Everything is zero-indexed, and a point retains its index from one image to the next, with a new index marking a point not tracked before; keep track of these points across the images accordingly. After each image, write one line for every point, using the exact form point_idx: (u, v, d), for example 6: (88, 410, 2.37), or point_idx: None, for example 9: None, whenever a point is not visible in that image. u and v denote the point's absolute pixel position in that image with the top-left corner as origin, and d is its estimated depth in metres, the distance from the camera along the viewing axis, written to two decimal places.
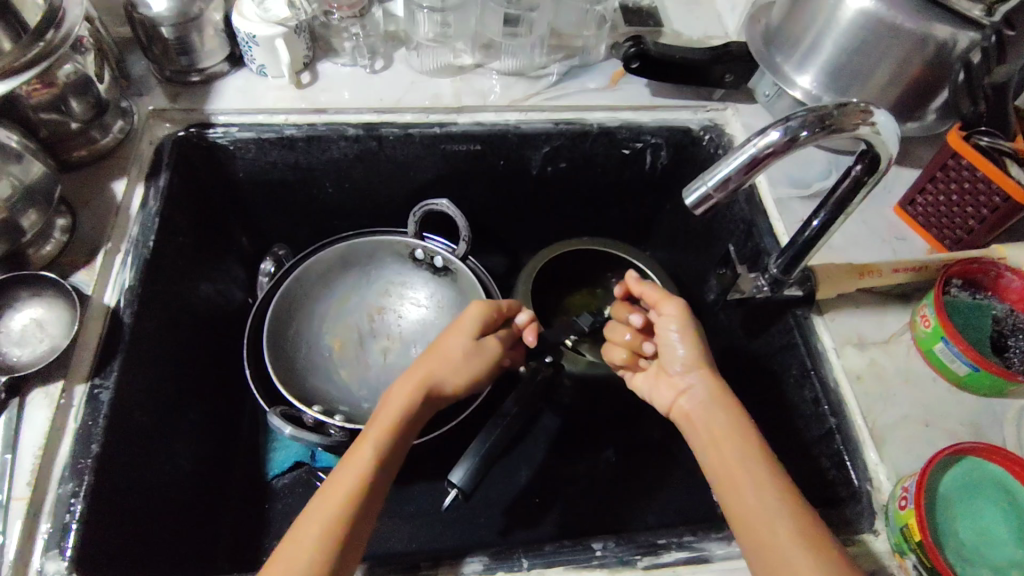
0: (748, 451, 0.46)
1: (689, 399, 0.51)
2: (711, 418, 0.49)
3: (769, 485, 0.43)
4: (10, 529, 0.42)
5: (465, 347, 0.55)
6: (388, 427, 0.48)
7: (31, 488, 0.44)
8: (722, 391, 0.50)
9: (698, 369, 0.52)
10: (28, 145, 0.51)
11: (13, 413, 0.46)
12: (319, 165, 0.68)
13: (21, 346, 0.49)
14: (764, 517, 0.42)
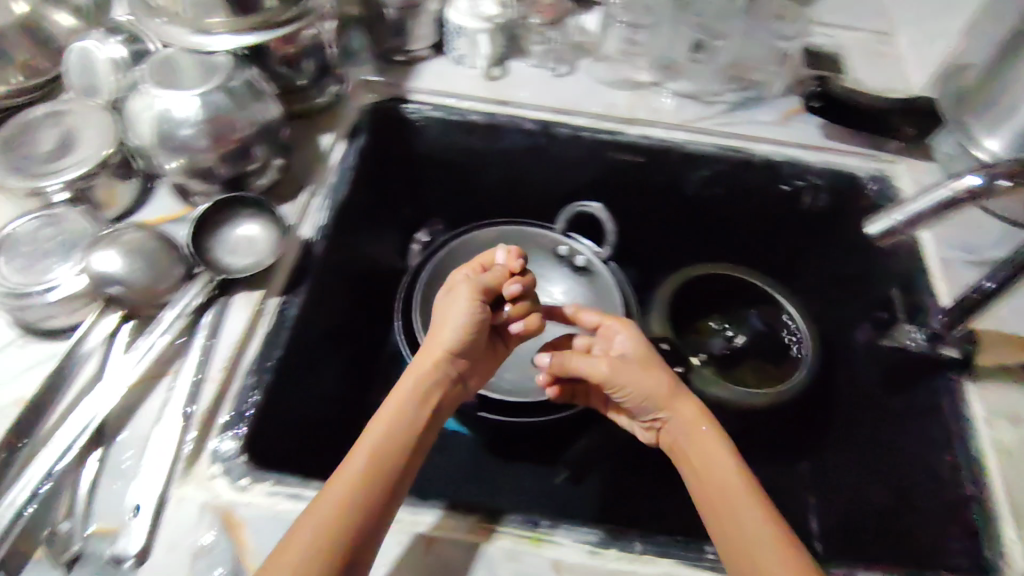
0: (728, 478, 0.47)
1: (675, 432, 0.52)
2: (691, 446, 0.51)
3: (748, 510, 0.45)
4: (203, 401, 0.49)
5: (450, 320, 0.56)
6: (385, 429, 0.49)
7: (223, 374, 0.51)
8: (698, 415, 0.52)
9: (675, 398, 0.53)
10: (269, 89, 0.59)
11: (218, 310, 0.54)
12: (491, 152, 0.73)
13: (232, 254, 0.56)
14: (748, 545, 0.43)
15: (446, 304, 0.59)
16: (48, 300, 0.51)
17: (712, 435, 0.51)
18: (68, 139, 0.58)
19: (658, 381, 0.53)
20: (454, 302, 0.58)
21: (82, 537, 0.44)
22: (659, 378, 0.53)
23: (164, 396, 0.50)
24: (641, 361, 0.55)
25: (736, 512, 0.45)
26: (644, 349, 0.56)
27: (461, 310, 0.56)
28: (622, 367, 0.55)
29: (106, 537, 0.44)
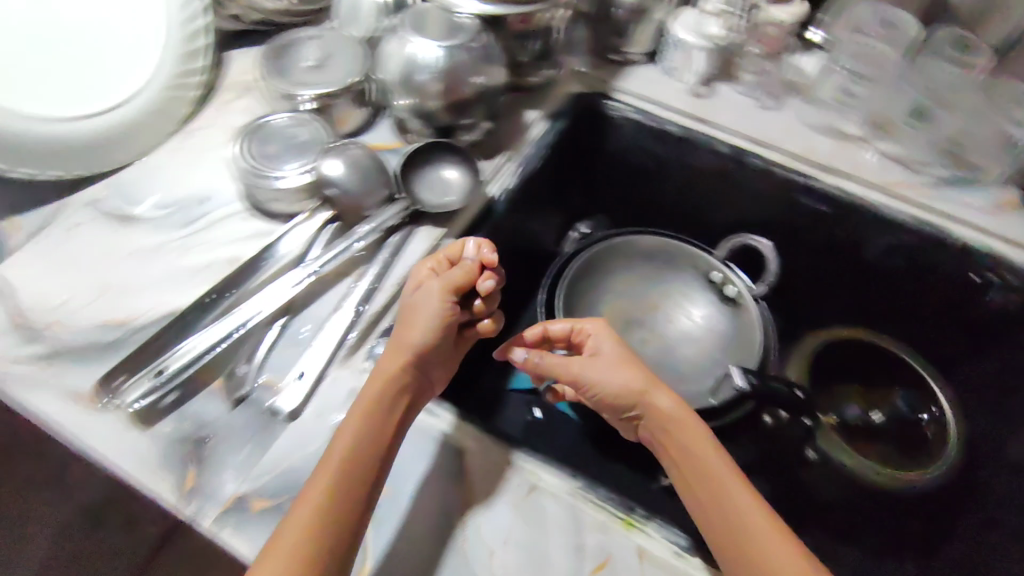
0: (706, 467, 0.48)
1: (652, 421, 0.51)
2: (671, 437, 0.50)
3: (727, 499, 0.46)
4: (373, 304, 0.56)
5: (417, 322, 0.51)
6: (347, 436, 0.45)
7: (394, 289, 0.57)
8: (676, 405, 0.51)
9: (651, 389, 0.52)
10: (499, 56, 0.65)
11: (403, 235, 0.61)
12: (677, 166, 0.75)
13: (427, 192, 0.63)
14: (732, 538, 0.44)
15: (412, 297, 0.53)
16: (271, 186, 0.59)
17: (692, 426, 0.50)
18: (326, 61, 0.66)
19: (636, 376, 0.53)
20: (423, 298, 0.52)
21: (254, 382, 0.51)
22: (637, 379, 0.52)
23: (345, 291, 0.57)
24: (616, 358, 0.54)
25: (719, 504, 0.46)
26: (621, 350, 0.55)
27: (432, 311, 0.51)
28: (594, 366, 0.54)
29: (270, 390, 0.51)
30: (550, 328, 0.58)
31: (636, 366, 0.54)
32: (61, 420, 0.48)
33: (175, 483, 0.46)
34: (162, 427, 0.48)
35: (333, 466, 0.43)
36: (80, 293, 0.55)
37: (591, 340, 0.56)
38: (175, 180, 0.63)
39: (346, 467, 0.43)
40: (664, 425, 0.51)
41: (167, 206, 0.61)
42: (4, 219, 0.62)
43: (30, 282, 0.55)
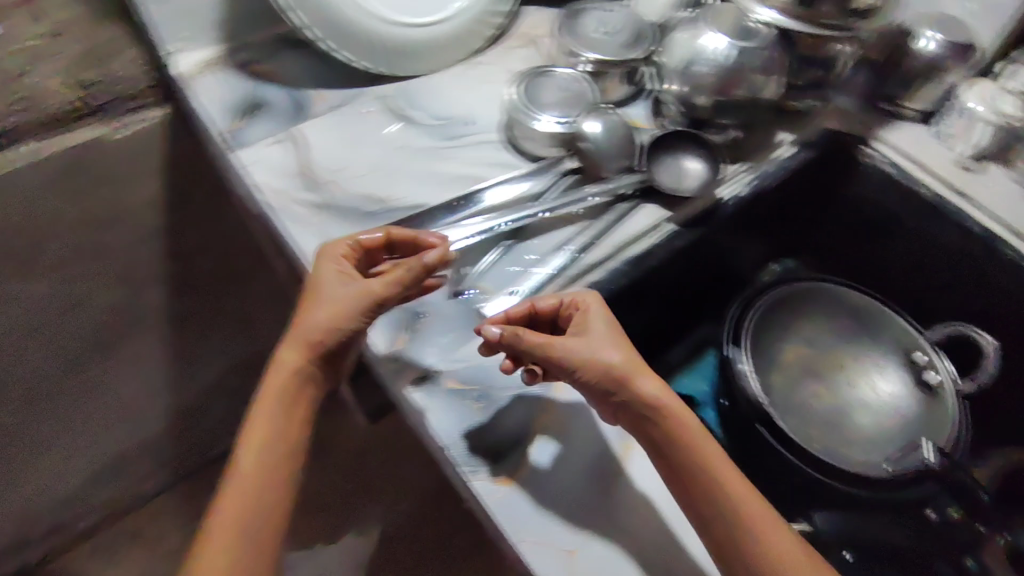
0: (695, 465, 0.44)
1: (632, 411, 0.46)
2: (657, 430, 0.45)
3: (721, 501, 0.42)
4: (589, 255, 0.58)
5: (316, 317, 0.47)
6: (239, 476, 0.44)
7: (607, 251, 0.59)
8: (660, 388, 0.46)
9: (632, 372, 0.46)
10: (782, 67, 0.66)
11: (629, 207, 0.62)
12: (916, 232, 0.71)
13: (664, 173, 0.64)
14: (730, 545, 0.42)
15: (323, 279, 0.49)
16: (533, 126, 0.64)
17: (679, 414, 0.45)
18: (610, 26, 0.70)
19: (615, 357, 0.47)
20: (343, 285, 0.48)
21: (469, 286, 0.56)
22: (621, 368, 0.46)
23: (566, 237, 0.59)
24: (597, 336, 0.48)
25: (712, 508, 0.43)
26: (609, 322, 0.49)
27: (352, 297, 0.47)
28: (582, 347, 0.47)
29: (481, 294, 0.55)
30: (537, 302, 0.51)
31: (616, 351, 0.47)
32: (318, 259, 0.55)
33: (387, 339, 0.51)
34: (389, 291, 0.54)
35: (251, 465, 0.44)
36: (354, 166, 0.62)
37: (580, 312, 0.50)
38: (452, 99, 0.69)
39: (259, 478, 0.44)
40: (654, 417, 0.45)
41: (440, 118, 0.67)
42: (308, 90, 0.69)
43: (322, 147, 0.64)
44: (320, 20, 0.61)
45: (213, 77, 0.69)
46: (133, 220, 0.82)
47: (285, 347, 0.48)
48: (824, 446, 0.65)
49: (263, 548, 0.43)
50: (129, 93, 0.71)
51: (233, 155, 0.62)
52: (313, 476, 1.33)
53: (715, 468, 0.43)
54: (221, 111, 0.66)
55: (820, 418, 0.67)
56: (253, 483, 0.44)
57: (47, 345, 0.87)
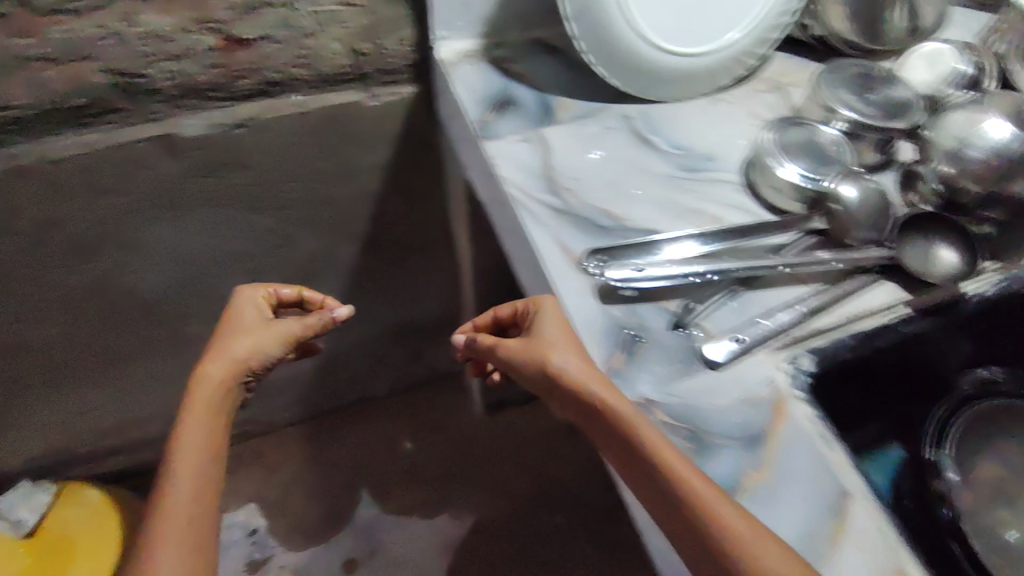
0: (626, 449, 0.47)
1: (575, 406, 0.51)
2: (597, 425, 0.49)
3: (654, 482, 0.45)
4: (818, 321, 0.57)
5: (265, 339, 0.68)
6: (196, 453, 0.59)
7: (838, 320, 0.57)
8: (586, 373, 0.51)
9: (558, 362, 0.52)
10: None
11: (867, 280, 0.59)
12: None
13: (910, 253, 0.61)
14: (677, 526, 0.44)
15: (254, 326, 0.69)
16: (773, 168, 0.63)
17: (606, 396, 0.49)
18: (868, 83, 0.69)
19: (555, 355, 0.52)
20: (263, 326, 0.70)
21: (695, 322, 0.55)
22: (553, 359, 0.52)
23: (796, 296, 0.58)
24: (537, 332, 0.54)
25: (653, 490, 0.45)
26: (553, 310, 0.55)
27: (268, 341, 0.68)
28: (537, 348, 0.53)
29: (703, 335, 0.55)
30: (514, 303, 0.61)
31: (546, 342, 0.53)
32: (550, 260, 0.58)
33: (604, 356, 0.53)
34: (613, 309, 0.55)
35: (204, 410, 0.62)
36: (593, 178, 0.64)
37: (536, 307, 0.56)
38: (694, 131, 0.69)
39: (200, 468, 0.59)
40: (592, 416, 0.49)
41: (679, 149, 0.67)
42: (553, 94, 0.70)
43: (566, 153, 0.66)
44: (596, 38, 0.63)
45: (472, 67, 0.72)
46: (350, 180, 0.87)
47: (213, 371, 0.64)
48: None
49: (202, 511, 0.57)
50: (394, 67, 0.75)
51: (483, 146, 0.66)
52: (421, 453, 1.39)
53: (652, 448, 0.46)
54: (476, 101, 0.69)
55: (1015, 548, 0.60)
56: (205, 428, 0.61)
57: (250, 272, 0.96)
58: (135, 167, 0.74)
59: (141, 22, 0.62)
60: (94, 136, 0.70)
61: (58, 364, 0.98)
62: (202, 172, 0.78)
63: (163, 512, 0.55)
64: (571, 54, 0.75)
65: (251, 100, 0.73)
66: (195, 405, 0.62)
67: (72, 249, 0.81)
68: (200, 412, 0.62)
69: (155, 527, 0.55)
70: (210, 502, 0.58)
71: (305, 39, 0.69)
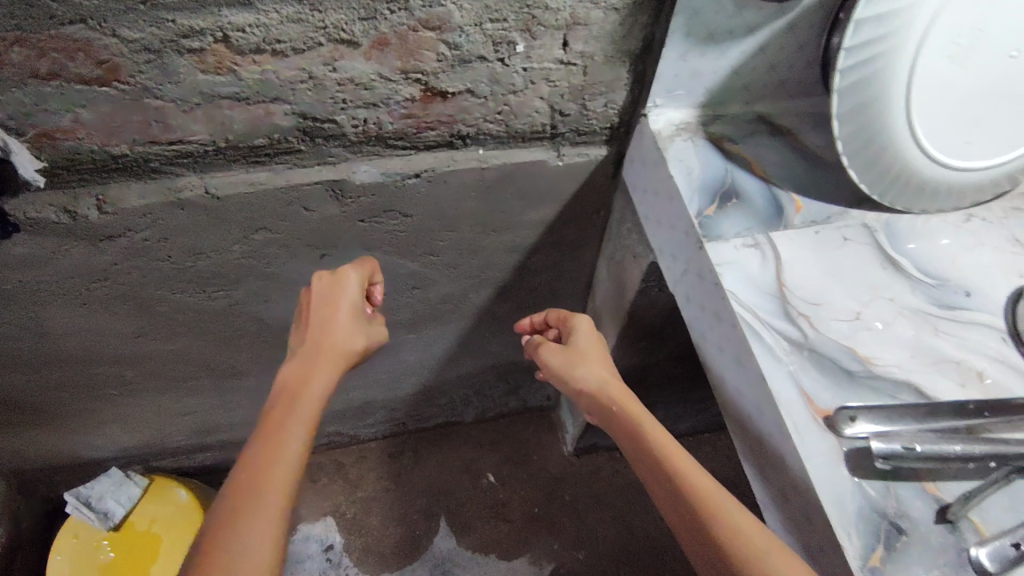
0: (626, 424, 0.60)
1: (604, 414, 0.63)
2: (624, 433, 0.60)
3: (637, 442, 0.58)
4: None
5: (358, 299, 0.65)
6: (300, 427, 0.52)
7: None
8: (603, 377, 0.65)
9: (580, 370, 0.67)
10: None
11: None
12: None
13: None
14: (649, 473, 0.55)
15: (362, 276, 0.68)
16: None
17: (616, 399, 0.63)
18: None
19: (575, 361, 0.68)
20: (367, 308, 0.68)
21: (963, 514, 0.46)
22: (580, 370, 0.67)
23: None
24: (579, 351, 0.69)
25: (660, 479, 0.54)
26: (593, 336, 0.71)
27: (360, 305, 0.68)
28: (575, 362, 0.68)
29: (975, 533, 0.46)
30: (550, 315, 0.78)
31: (574, 347, 0.70)
32: (791, 411, 0.49)
33: (863, 550, 0.44)
34: (870, 487, 0.46)
35: (328, 376, 0.57)
36: (835, 305, 0.54)
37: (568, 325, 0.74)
38: (948, 254, 0.59)
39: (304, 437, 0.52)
40: (624, 427, 0.60)
41: (931, 276, 0.58)
42: (783, 189, 0.61)
43: (802, 268, 0.56)
44: (863, 147, 0.54)
45: (687, 144, 0.64)
46: (509, 234, 0.79)
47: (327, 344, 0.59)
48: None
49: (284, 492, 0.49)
50: (590, 128, 0.67)
51: (704, 247, 0.57)
52: (507, 488, 1.33)
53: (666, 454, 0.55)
54: (693, 188, 0.60)
55: None
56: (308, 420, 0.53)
57: (379, 312, 0.89)
58: (297, 207, 0.67)
59: (342, 67, 0.55)
60: (265, 175, 0.65)
61: (171, 374, 0.94)
62: (364, 217, 0.71)
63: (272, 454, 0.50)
64: (800, 138, 0.65)
65: (432, 151, 0.66)
66: (293, 380, 0.57)
67: (213, 278, 0.75)
68: (287, 393, 0.55)
69: (260, 464, 0.49)
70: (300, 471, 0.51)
71: (508, 95, 0.61)
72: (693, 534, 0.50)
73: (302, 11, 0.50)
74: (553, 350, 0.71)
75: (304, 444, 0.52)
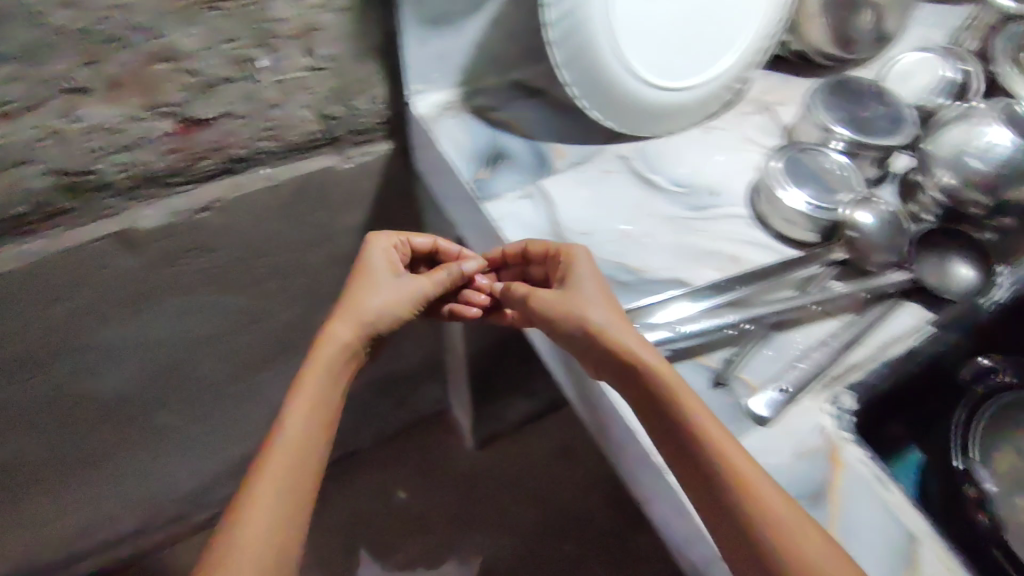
0: (681, 414, 0.45)
1: (625, 384, 0.48)
2: (664, 418, 0.46)
3: (700, 444, 0.44)
4: (855, 356, 0.55)
5: (376, 291, 0.58)
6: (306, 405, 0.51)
7: (875, 350, 0.56)
8: (618, 329, 0.50)
9: (608, 330, 0.50)
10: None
11: (892, 305, 0.59)
12: None
13: (936, 277, 0.60)
14: (711, 486, 0.43)
15: (374, 272, 0.60)
16: (778, 194, 0.61)
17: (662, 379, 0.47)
18: (887, 114, 0.67)
19: (588, 309, 0.51)
20: (393, 278, 0.60)
21: (734, 375, 0.53)
22: (592, 318, 0.51)
23: (831, 333, 0.56)
24: (591, 303, 0.52)
25: (720, 501, 0.42)
26: (598, 278, 0.54)
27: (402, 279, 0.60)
28: (594, 316, 0.51)
29: (747, 388, 0.53)
30: (532, 244, 0.57)
31: (576, 295, 0.53)
32: None
33: None
34: None
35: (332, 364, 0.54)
36: (602, 230, 0.61)
37: (564, 262, 0.55)
38: (693, 165, 0.67)
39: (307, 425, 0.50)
40: (671, 407, 0.46)
41: (682, 186, 0.65)
42: (545, 141, 0.67)
43: (569, 205, 0.62)
44: (592, 86, 0.60)
45: (454, 120, 0.68)
46: (327, 246, 0.81)
47: (340, 323, 0.56)
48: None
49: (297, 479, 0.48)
50: (366, 126, 0.70)
51: (482, 208, 0.62)
52: (421, 499, 1.33)
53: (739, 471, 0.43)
54: (465, 158, 0.65)
55: None
56: (304, 400, 0.51)
57: (224, 356, 0.87)
58: (88, 267, 0.66)
59: (84, 116, 0.55)
60: (40, 243, 0.63)
61: (14, 482, 0.87)
62: (166, 263, 0.70)
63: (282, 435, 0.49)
64: (553, 95, 0.71)
65: (214, 180, 0.67)
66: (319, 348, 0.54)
67: (20, 364, 0.71)
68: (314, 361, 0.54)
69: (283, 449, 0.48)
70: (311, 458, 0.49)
71: (270, 110, 0.63)
72: (729, 531, 0.42)
73: (19, 68, 0.50)
74: (549, 299, 0.54)
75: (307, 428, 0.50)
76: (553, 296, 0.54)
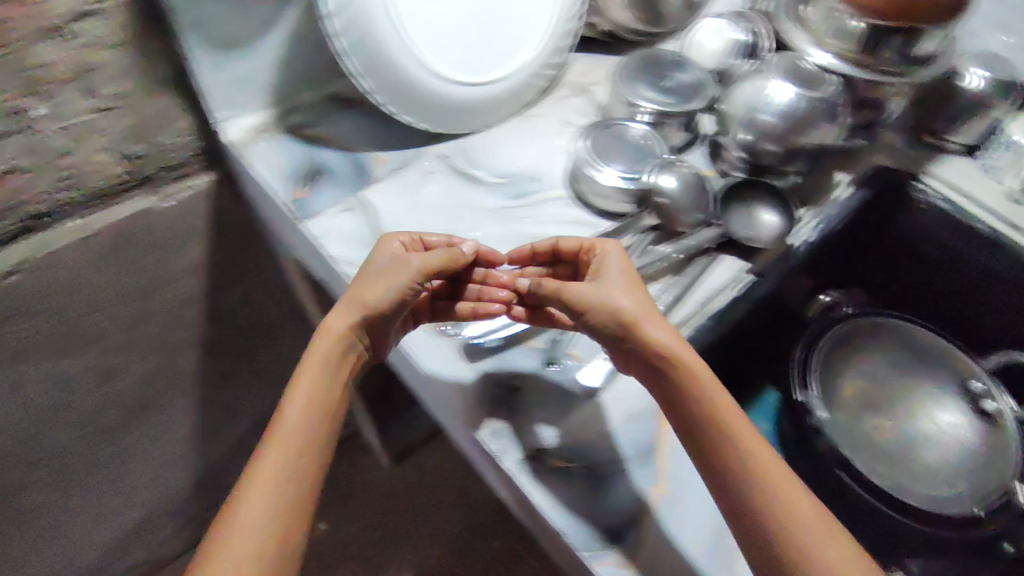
0: (732, 434, 0.43)
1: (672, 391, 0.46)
2: (717, 431, 0.44)
3: (752, 463, 0.42)
4: (676, 314, 0.58)
5: (374, 284, 0.49)
6: (297, 411, 0.44)
7: (698, 303, 0.59)
8: (647, 318, 0.48)
9: (659, 339, 0.47)
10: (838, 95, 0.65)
11: (707, 260, 0.62)
12: (968, 266, 0.72)
13: (745, 228, 0.64)
14: (761, 508, 0.41)
15: (370, 271, 0.51)
16: (591, 174, 0.64)
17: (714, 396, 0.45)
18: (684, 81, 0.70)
19: (619, 297, 0.48)
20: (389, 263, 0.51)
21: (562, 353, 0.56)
22: (646, 330, 0.47)
23: (653, 296, 0.59)
24: (642, 307, 0.49)
25: (770, 523, 0.41)
26: (637, 285, 0.51)
27: (389, 285, 0.49)
28: (645, 322, 0.47)
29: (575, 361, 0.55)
30: (561, 240, 0.56)
31: (624, 299, 0.49)
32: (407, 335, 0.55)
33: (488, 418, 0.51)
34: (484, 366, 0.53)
35: (330, 367, 0.47)
36: (426, 232, 0.61)
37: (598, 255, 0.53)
38: (515, 154, 0.68)
39: (305, 437, 0.43)
40: (721, 423, 0.44)
41: (504, 176, 0.67)
42: (365, 151, 0.67)
43: (392, 212, 0.62)
44: (393, 91, 0.60)
45: (267, 143, 0.67)
46: (168, 289, 0.77)
47: (333, 314, 0.49)
48: (897, 484, 0.64)
49: (293, 490, 0.41)
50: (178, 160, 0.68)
51: (303, 228, 0.60)
52: (342, 525, 1.30)
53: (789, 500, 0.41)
54: (281, 179, 0.63)
55: (884, 452, 0.67)
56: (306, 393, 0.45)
57: (79, 422, 0.82)
58: None
59: None
60: None
61: None
62: None
63: (273, 444, 0.42)
64: (369, 104, 0.71)
65: (15, 242, 0.63)
66: (319, 350, 0.47)
67: None
68: (312, 364, 0.46)
69: (279, 454, 0.42)
70: (311, 467, 0.43)
71: (61, 160, 0.60)
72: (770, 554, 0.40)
73: None
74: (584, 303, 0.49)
75: (306, 434, 0.43)
76: (579, 283, 0.51)
